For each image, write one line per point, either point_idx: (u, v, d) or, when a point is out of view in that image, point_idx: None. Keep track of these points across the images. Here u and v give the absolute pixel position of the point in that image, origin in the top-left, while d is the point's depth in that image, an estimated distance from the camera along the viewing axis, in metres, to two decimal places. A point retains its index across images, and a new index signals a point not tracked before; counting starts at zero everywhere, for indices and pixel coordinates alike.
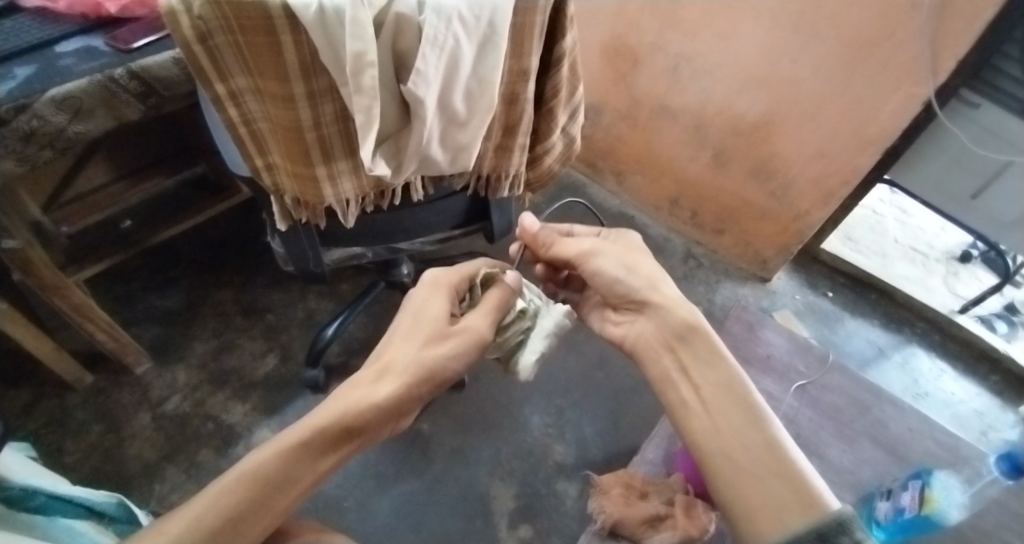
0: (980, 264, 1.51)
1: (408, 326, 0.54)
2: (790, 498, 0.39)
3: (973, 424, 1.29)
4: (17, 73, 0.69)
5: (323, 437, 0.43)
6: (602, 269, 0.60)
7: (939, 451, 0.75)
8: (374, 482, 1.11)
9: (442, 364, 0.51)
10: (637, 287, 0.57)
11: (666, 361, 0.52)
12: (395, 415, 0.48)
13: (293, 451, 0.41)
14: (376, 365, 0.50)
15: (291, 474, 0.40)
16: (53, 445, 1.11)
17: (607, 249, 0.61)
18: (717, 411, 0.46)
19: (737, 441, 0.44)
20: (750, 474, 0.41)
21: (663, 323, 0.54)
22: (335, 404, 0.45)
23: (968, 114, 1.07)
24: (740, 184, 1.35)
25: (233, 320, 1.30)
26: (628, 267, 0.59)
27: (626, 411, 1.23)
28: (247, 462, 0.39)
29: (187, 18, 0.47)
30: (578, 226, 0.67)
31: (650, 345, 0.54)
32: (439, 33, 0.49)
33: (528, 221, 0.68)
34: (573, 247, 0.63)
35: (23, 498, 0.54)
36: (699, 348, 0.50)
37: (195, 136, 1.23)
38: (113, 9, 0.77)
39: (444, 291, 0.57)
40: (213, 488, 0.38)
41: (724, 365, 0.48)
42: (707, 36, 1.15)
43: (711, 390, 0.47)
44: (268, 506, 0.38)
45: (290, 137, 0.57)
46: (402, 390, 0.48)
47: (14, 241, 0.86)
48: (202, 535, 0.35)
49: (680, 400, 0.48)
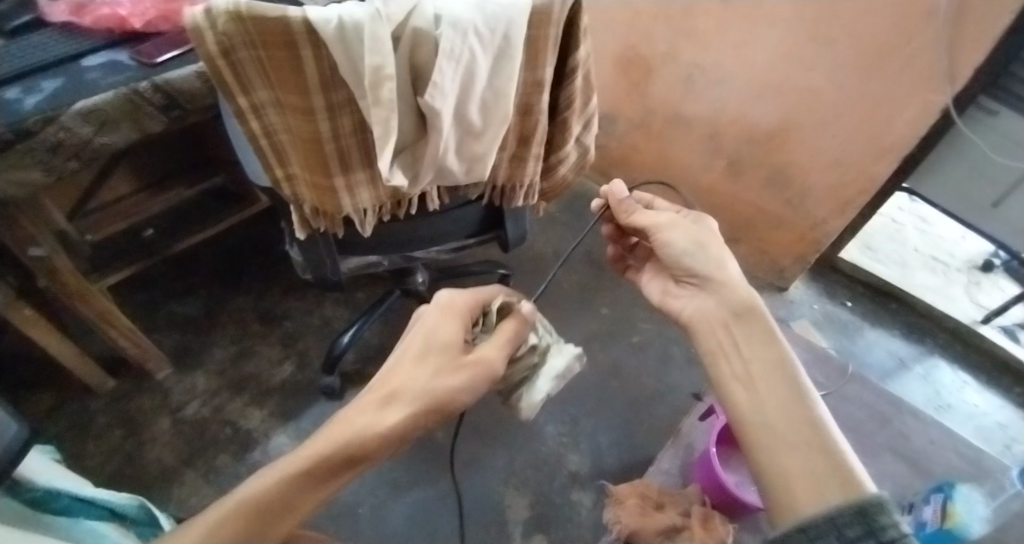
0: (1003, 273, 1.48)
1: (419, 349, 0.54)
2: (830, 472, 0.39)
3: (997, 437, 1.26)
4: (45, 87, 0.72)
5: (322, 466, 0.43)
6: (670, 244, 0.59)
7: (962, 465, 0.73)
8: (388, 490, 1.11)
9: (452, 397, 0.51)
10: (699, 264, 0.57)
11: (720, 335, 0.53)
12: (398, 443, 0.47)
13: (291, 480, 0.42)
14: (382, 391, 0.50)
15: (288, 503, 0.42)
16: (76, 449, 1.13)
17: (680, 224, 0.60)
18: (764, 388, 0.47)
19: (782, 416, 0.44)
20: (789, 444, 0.42)
21: (722, 299, 0.54)
22: (337, 429, 0.46)
23: (989, 122, 1.05)
24: (755, 193, 1.34)
25: (251, 327, 1.32)
26: (700, 245, 0.58)
27: (640, 421, 1.22)
28: (245, 491, 0.41)
29: (212, 34, 0.48)
30: (659, 201, 0.67)
31: (708, 322, 0.55)
32: (456, 46, 0.50)
33: (618, 188, 0.66)
34: (650, 219, 0.62)
35: (46, 499, 0.55)
36: (754, 326, 0.51)
37: (216, 148, 1.26)
38: (138, 25, 0.80)
39: (456, 318, 0.57)
40: (212, 517, 0.40)
41: (777, 345, 0.49)
42: (720, 45, 1.15)
43: (759, 367, 0.48)
44: (265, 535, 0.40)
45: (310, 148, 0.58)
46: (406, 423, 0.47)
47: (43, 249, 0.89)
48: None
49: (730, 372, 0.49)
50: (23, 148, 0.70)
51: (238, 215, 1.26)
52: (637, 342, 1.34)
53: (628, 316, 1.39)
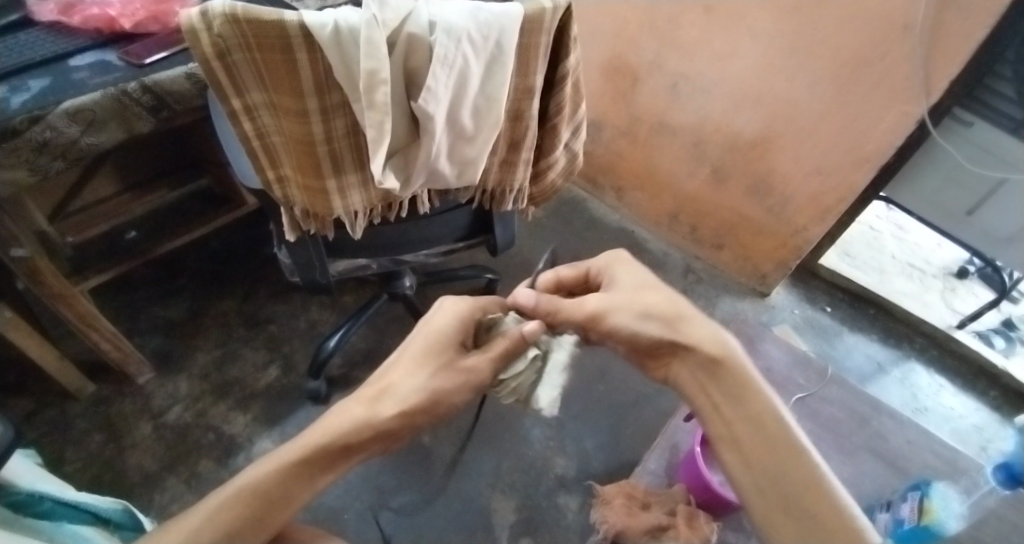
0: (977, 280, 1.53)
1: (419, 347, 0.55)
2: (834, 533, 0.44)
3: (973, 439, 1.30)
4: (32, 86, 0.71)
5: (321, 456, 0.46)
6: (619, 326, 0.58)
7: (937, 464, 0.75)
8: (375, 493, 1.11)
9: (444, 398, 0.53)
10: (659, 333, 0.56)
11: (699, 395, 0.54)
12: (392, 436, 0.50)
13: (290, 469, 0.44)
14: (379, 385, 0.52)
15: (286, 493, 0.43)
16: (54, 454, 1.11)
17: (615, 300, 0.59)
18: (753, 448, 0.49)
19: (774, 475, 0.47)
20: (786, 510, 0.46)
21: (692, 360, 0.55)
22: (334, 419, 0.48)
23: (962, 133, 1.09)
24: (738, 200, 1.37)
25: (236, 331, 1.31)
26: (644, 313, 0.57)
27: (627, 425, 1.23)
28: (246, 479, 0.43)
29: (207, 36, 0.48)
30: (561, 270, 0.68)
31: (686, 383, 0.55)
32: (450, 52, 0.51)
33: (523, 295, 0.62)
34: (579, 309, 0.60)
35: (29, 504, 0.53)
36: (728, 380, 0.52)
37: (202, 149, 1.25)
38: (128, 25, 0.79)
39: (460, 324, 0.58)
40: (213, 504, 0.41)
41: (757, 398, 0.51)
42: (704, 56, 1.18)
43: (742, 425, 0.50)
44: (263, 524, 0.42)
45: (302, 150, 0.59)
46: (401, 417, 0.49)
47: (24, 250, 0.88)
48: None
49: (716, 434, 0.51)
50: (8, 147, 0.69)
51: (224, 217, 1.25)
52: None
53: None
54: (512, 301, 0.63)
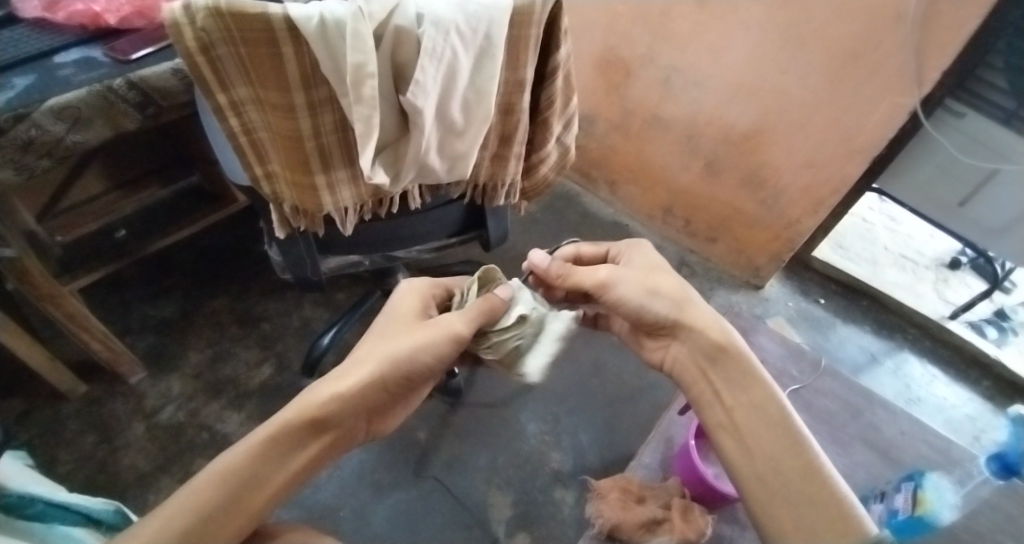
0: (969, 271, 1.54)
1: (384, 324, 0.58)
2: (825, 518, 0.44)
3: (966, 428, 1.31)
4: (15, 83, 0.70)
5: (291, 429, 0.46)
6: (625, 299, 0.60)
7: (931, 454, 0.75)
8: (371, 490, 1.11)
9: (411, 354, 0.54)
10: (663, 311, 0.58)
11: (701, 382, 0.56)
12: (360, 404, 0.52)
13: (263, 446, 0.44)
14: (347, 362, 0.54)
15: (261, 469, 0.43)
16: (46, 456, 1.10)
17: (626, 275, 0.60)
18: (752, 436, 0.50)
19: (770, 462, 0.48)
20: (779, 495, 0.47)
21: (694, 345, 0.57)
22: (303, 397, 0.49)
23: (954, 124, 1.09)
24: (731, 193, 1.37)
25: (228, 330, 1.30)
26: (653, 291, 0.59)
27: (622, 419, 1.23)
28: (219, 462, 0.42)
29: (190, 30, 0.47)
30: (581, 247, 0.68)
31: (686, 369, 0.57)
32: (438, 45, 0.51)
33: (538, 257, 0.65)
34: (591, 277, 0.62)
35: (21, 505, 0.53)
36: (731, 370, 0.54)
37: (192, 146, 1.23)
38: (113, 21, 0.78)
39: (419, 295, 0.61)
40: (186, 490, 0.40)
41: (758, 386, 0.52)
42: (697, 48, 1.18)
43: (743, 413, 0.51)
44: (241, 502, 0.41)
45: (290, 146, 0.58)
46: (367, 382, 0.52)
47: (11, 250, 0.86)
48: (177, 532, 0.37)
49: (717, 421, 0.53)
50: None
51: (216, 215, 1.24)
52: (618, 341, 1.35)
53: None
54: (527, 261, 0.66)
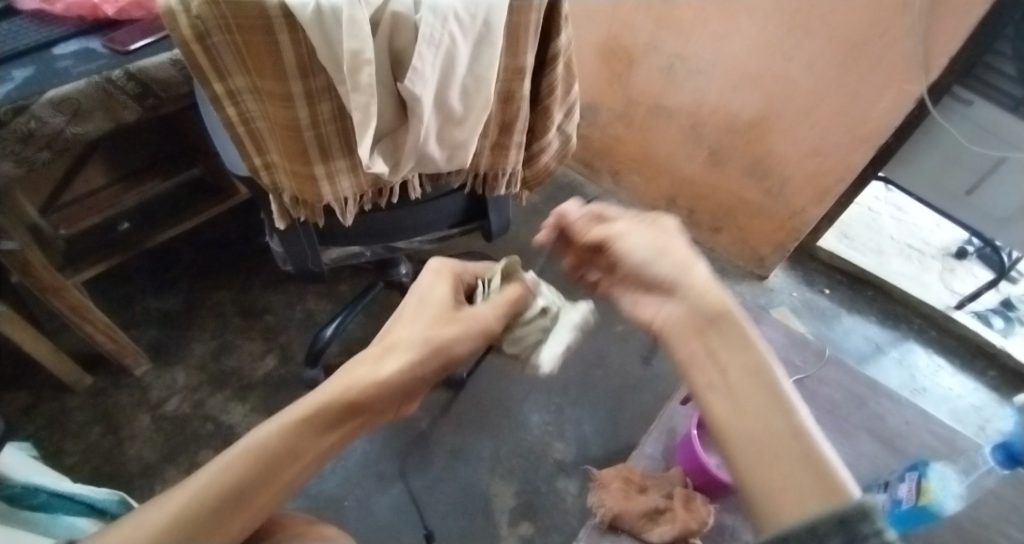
0: (976, 260, 1.53)
1: (416, 305, 0.52)
2: (824, 494, 0.28)
3: (970, 419, 1.30)
4: (15, 75, 0.69)
5: (328, 412, 0.41)
6: (629, 253, 0.48)
7: (936, 444, 0.75)
8: (375, 480, 1.11)
9: (449, 345, 0.49)
10: (665, 270, 0.44)
11: (691, 345, 0.40)
12: (401, 391, 0.46)
13: (300, 427, 0.39)
14: (383, 342, 0.48)
15: (294, 451, 0.39)
16: (53, 447, 1.11)
17: (639, 229, 0.48)
18: (745, 400, 0.35)
19: (762, 426, 0.34)
20: (771, 469, 0.31)
21: (693, 304, 0.41)
22: (340, 378, 0.44)
23: (962, 112, 1.08)
24: (736, 182, 1.35)
25: (232, 321, 1.30)
26: (660, 250, 0.46)
27: (625, 410, 1.23)
28: (251, 438, 0.38)
29: (185, 18, 0.48)
30: (615, 206, 0.56)
31: (676, 328, 0.41)
32: (436, 31, 0.50)
33: (570, 207, 0.60)
34: (602, 232, 0.52)
35: (24, 497, 0.54)
36: (728, 330, 0.39)
37: (194, 138, 1.24)
38: (111, 12, 0.76)
39: (448, 278, 0.56)
40: (213, 467, 0.36)
41: (756, 347, 0.38)
42: (701, 35, 1.16)
43: (737, 373, 0.37)
44: (267, 486, 0.37)
45: (288, 136, 0.57)
46: (409, 368, 0.46)
47: (14, 243, 0.87)
48: (201, 515, 0.34)
49: (705, 382, 0.38)
50: None
51: (217, 208, 1.24)
52: (621, 332, 1.35)
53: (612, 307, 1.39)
54: (557, 212, 0.61)
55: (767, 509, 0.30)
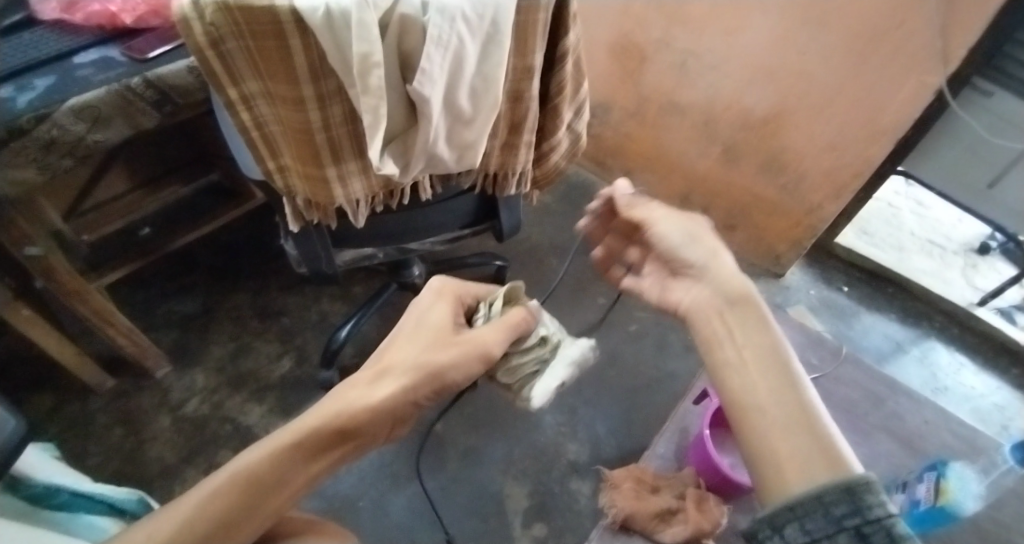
0: (999, 256, 1.48)
1: (411, 328, 0.53)
2: (821, 451, 0.33)
3: (994, 418, 1.27)
4: (37, 85, 0.71)
5: (314, 440, 0.43)
6: (663, 237, 0.52)
7: (957, 443, 0.74)
8: (389, 480, 1.12)
9: (442, 371, 0.49)
10: (695, 256, 0.49)
11: (710, 322, 0.44)
12: (391, 420, 0.47)
13: (285, 455, 0.42)
14: (374, 367, 0.49)
15: (281, 478, 0.41)
16: (77, 448, 1.14)
17: (674, 216, 0.53)
18: (761, 373, 0.38)
19: (773, 401, 0.37)
20: (782, 430, 0.35)
21: (717, 287, 0.45)
22: (328, 406, 0.45)
23: (982, 103, 1.05)
24: (750, 179, 1.34)
25: (249, 324, 1.32)
26: (694, 238, 0.50)
27: (639, 409, 1.23)
28: (240, 463, 0.41)
29: (200, 25, 0.48)
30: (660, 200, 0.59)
31: (698, 310, 0.45)
32: (444, 32, 0.50)
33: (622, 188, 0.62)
34: (643, 212, 0.56)
35: (46, 496, 0.55)
36: (749, 313, 0.42)
37: (210, 144, 1.25)
38: (129, 20, 0.78)
39: (448, 301, 0.57)
40: (205, 491, 0.40)
41: (769, 327, 0.41)
42: (713, 31, 1.15)
43: (750, 349, 0.40)
44: (257, 509, 0.40)
45: (301, 138, 0.58)
46: (397, 396, 0.46)
47: (36, 248, 0.89)
48: (195, 537, 0.38)
49: (719, 359, 0.41)
50: (17, 145, 0.70)
51: (233, 212, 1.26)
52: (634, 331, 1.34)
53: (625, 306, 1.38)
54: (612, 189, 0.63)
55: (775, 474, 0.34)
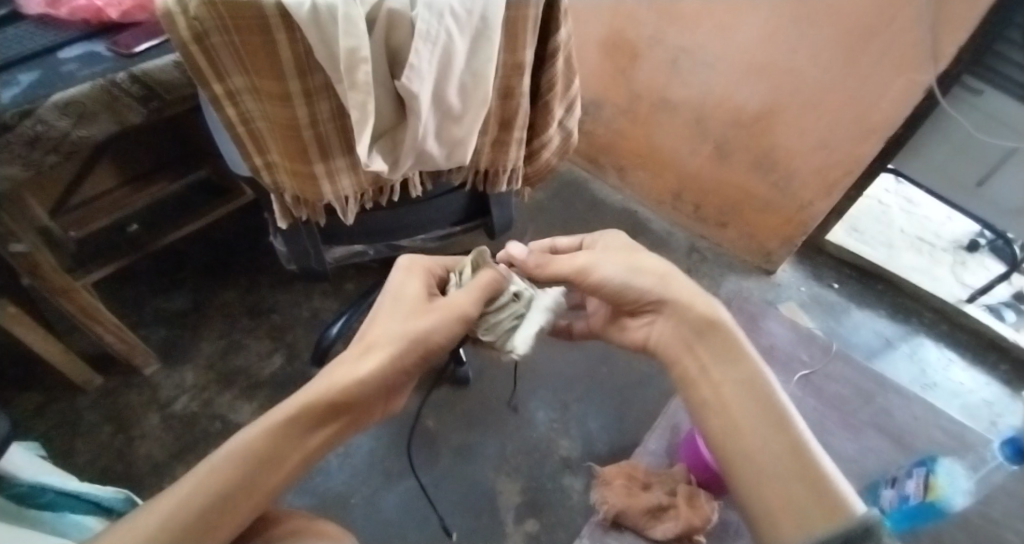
0: (987, 253, 1.50)
1: (389, 305, 0.52)
2: (815, 493, 0.36)
3: (982, 414, 1.29)
4: (21, 80, 0.70)
5: (310, 414, 0.43)
6: (606, 280, 0.54)
7: (945, 440, 0.74)
8: (381, 478, 1.12)
9: (426, 336, 0.49)
10: (647, 287, 0.52)
11: (686, 359, 0.48)
12: (384, 391, 0.48)
13: (283, 429, 0.41)
14: (358, 344, 0.48)
15: (280, 452, 0.41)
16: (65, 447, 1.13)
17: (604, 256, 0.55)
18: (740, 410, 0.43)
19: (760, 441, 0.40)
20: (770, 473, 0.39)
21: (682, 321, 0.50)
22: (323, 382, 0.45)
23: (972, 101, 1.06)
24: (741, 175, 1.34)
25: (239, 321, 1.31)
26: (633, 268, 0.53)
27: (631, 406, 1.23)
28: (237, 440, 0.40)
29: (183, 20, 0.49)
30: (561, 239, 0.64)
31: (670, 346, 0.50)
32: (432, 28, 0.50)
33: (516, 249, 0.61)
34: (567, 265, 0.56)
35: (31, 495, 0.54)
36: (720, 343, 0.47)
37: (198, 140, 1.24)
38: (114, 14, 0.77)
39: (420, 273, 0.55)
40: (200, 471, 0.37)
41: (745, 361, 0.45)
42: (705, 29, 1.15)
43: (730, 387, 0.44)
44: (257, 484, 0.39)
45: (288, 135, 0.58)
46: (388, 367, 0.46)
47: (22, 244, 0.88)
48: (193, 515, 0.35)
49: (702, 399, 0.45)
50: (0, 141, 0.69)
51: (223, 208, 1.25)
52: None
53: None
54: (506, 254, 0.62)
55: (771, 520, 0.37)
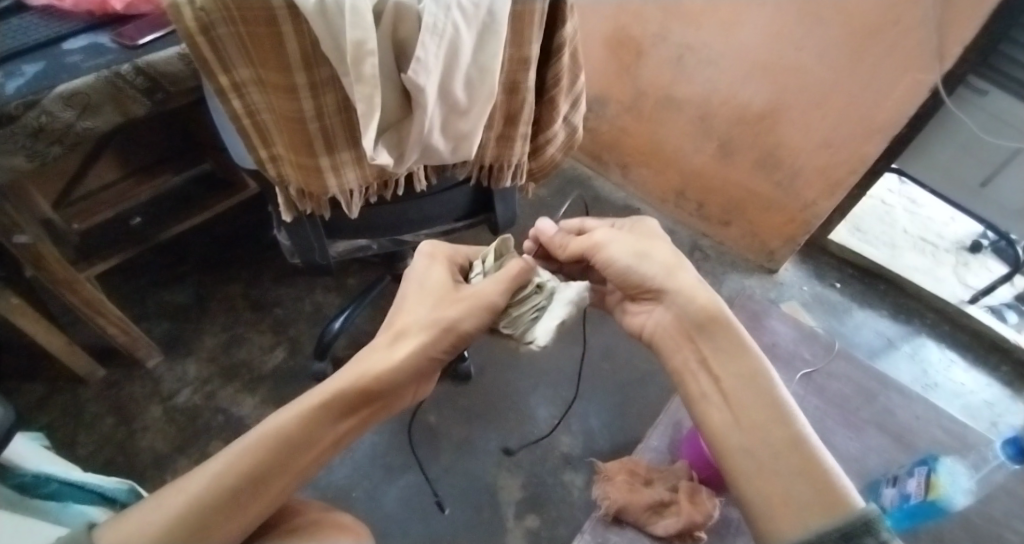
0: (990, 255, 1.49)
1: (416, 291, 0.53)
2: (817, 490, 0.37)
3: (984, 414, 1.29)
4: (26, 71, 0.70)
5: (341, 401, 0.44)
6: (613, 260, 0.54)
7: (946, 439, 0.75)
8: (382, 472, 1.12)
9: (454, 325, 0.50)
10: (652, 275, 0.51)
11: (686, 352, 0.48)
12: (412, 378, 0.49)
13: (315, 412, 0.43)
14: (390, 331, 0.50)
15: (312, 435, 0.42)
16: (68, 438, 1.13)
17: (618, 237, 0.54)
18: (741, 406, 0.43)
19: (760, 436, 0.41)
20: (770, 469, 0.39)
21: (682, 312, 0.49)
22: (355, 368, 0.46)
23: (977, 102, 1.06)
24: (745, 174, 1.34)
25: (241, 315, 1.32)
26: (640, 254, 0.52)
27: (632, 403, 1.23)
28: (271, 422, 0.41)
29: (190, 10, 0.48)
30: (590, 219, 0.59)
31: (669, 337, 0.50)
32: (439, 21, 0.50)
33: (544, 225, 0.62)
34: (583, 242, 0.57)
35: (35, 485, 0.55)
36: (720, 337, 0.47)
37: (201, 134, 1.24)
38: (119, 6, 0.76)
39: (443, 262, 0.56)
40: (240, 447, 0.40)
41: (747, 356, 0.45)
42: (710, 26, 1.15)
43: (731, 381, 0.44)
44: (288, 465, 0.41)
45: (293, 128, 0.57)
46: (415, 354, 0.48)
47: (25, 235, 0.88)
48: (228, 491, 0.38)
49: (701, 393, 0.45)
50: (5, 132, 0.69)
51: (226, 202, 1.25)
52: None
53: None
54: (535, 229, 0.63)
55: (770, 516, 0.37)
